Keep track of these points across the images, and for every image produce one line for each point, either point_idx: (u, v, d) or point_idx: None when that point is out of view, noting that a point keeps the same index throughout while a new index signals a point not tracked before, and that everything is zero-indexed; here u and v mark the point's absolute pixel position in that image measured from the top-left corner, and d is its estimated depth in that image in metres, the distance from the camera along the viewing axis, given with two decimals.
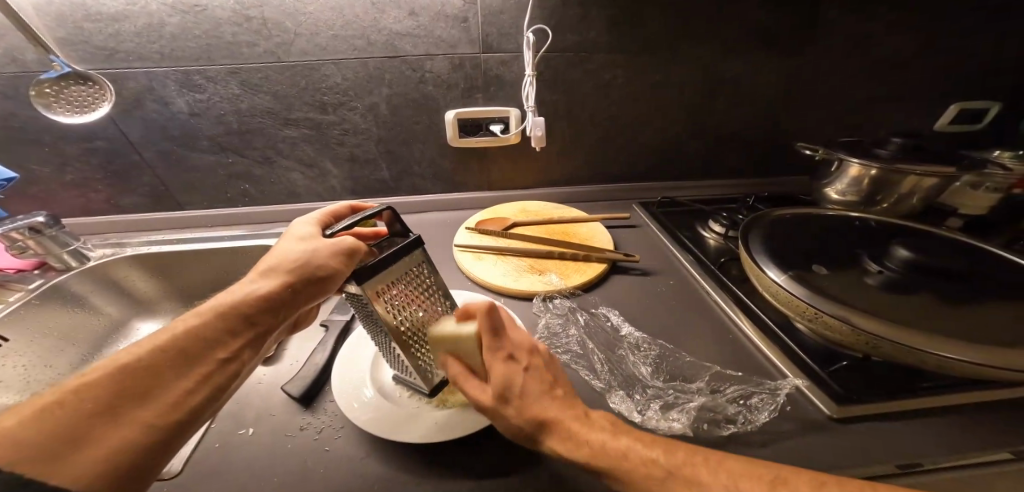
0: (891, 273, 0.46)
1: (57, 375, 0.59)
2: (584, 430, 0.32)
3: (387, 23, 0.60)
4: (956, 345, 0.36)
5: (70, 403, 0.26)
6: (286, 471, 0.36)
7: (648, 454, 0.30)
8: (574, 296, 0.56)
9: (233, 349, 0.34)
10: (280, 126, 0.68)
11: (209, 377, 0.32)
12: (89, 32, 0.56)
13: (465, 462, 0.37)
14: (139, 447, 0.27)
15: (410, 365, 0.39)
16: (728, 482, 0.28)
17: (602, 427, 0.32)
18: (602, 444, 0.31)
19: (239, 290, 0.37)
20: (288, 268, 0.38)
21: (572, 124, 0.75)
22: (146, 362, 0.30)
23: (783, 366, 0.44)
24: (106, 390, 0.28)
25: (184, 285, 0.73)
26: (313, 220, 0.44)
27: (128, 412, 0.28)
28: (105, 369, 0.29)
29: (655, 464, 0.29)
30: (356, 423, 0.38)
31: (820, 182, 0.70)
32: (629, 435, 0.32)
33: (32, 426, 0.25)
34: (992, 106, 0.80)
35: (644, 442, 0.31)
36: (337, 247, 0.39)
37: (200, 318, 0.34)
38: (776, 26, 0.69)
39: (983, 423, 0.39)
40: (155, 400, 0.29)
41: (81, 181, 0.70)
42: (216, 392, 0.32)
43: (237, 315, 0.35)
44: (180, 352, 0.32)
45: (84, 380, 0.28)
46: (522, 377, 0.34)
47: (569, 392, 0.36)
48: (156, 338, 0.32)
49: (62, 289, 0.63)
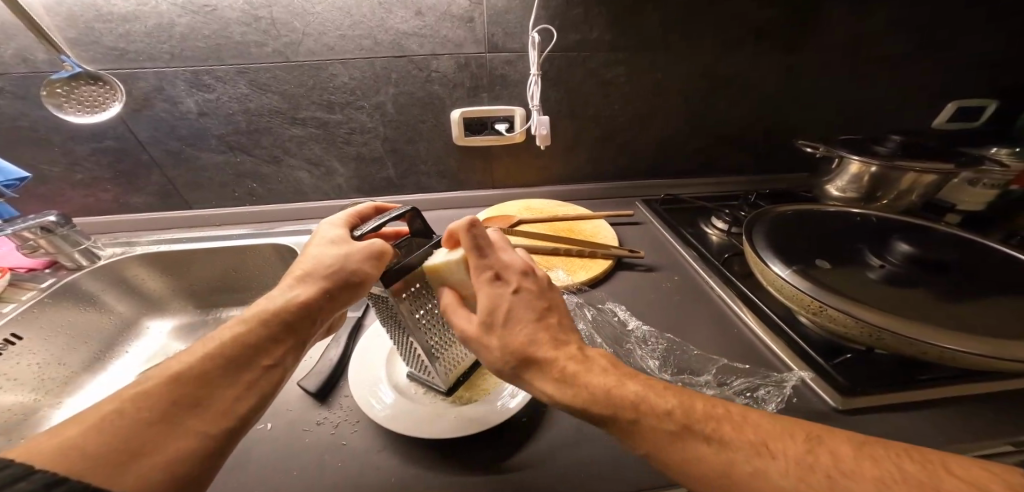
0: (892, 267, 0.48)
1: (71, 371, 0.61)
2: (583, 372, 0.32)
3: (394, 23, 0.61)
4: (962, 338, 0.37)
5: (129, 412, 0.27)
6: (305, 464, 0.37)
7: (661, 405, 0.30)
8: (581, 291, 0.57)
9: (276, 357, 0.35)
10: (287, 125, 0.69)
11: (256, 383, 0.33)
12: (100, 32, 0.57)
13: (482, 457, 0.38)
14: (194, 455, 0.28)
15: (429, 363, 0.40)
16: (758, 439, 0.28)
17: (605, 371, 0.33)
18: (604, 388, 0.31)
19: (277, 297, 0.37)
20: (324, 273, 0.38)
21: (576, 124, 0.76)
22: (197, 372, 0.31)
23: (788, 359, 0.45)
24: (162, 398, 0.29)
25: (193, 282, 0.74)
26: (340, 221, 0.44)
27: (184, 420, 0.28)
28: (156, 378, 0.30)
29: (669, 417, 0.30)
30: (375, 418, 0.39)
31: (821, 178, 0.71)
32: (634, 379, 0.32)
33: (97, 434, 0.26)
34: (988, 103, 0.84)
35: (654, 389, 0.32)
36: (368, 251, 0.38)
37: (245, 325, 0.35)
38: (778, 25, 0.70)
39: (981, 415, 0.40)
40: (206, 408, 0.30)
41: (90, 181, 0.70)
42: (262, 399, 0.33)
43: (279, 322, 0.36)
44: (228, 359, 0.32)
45: (138, 388, 0.29)
46: (520, 313, 0.35)
47: (563, 326, 0.36)
48: (204, 347, 0.33)
49: (74, 287, 0.64)
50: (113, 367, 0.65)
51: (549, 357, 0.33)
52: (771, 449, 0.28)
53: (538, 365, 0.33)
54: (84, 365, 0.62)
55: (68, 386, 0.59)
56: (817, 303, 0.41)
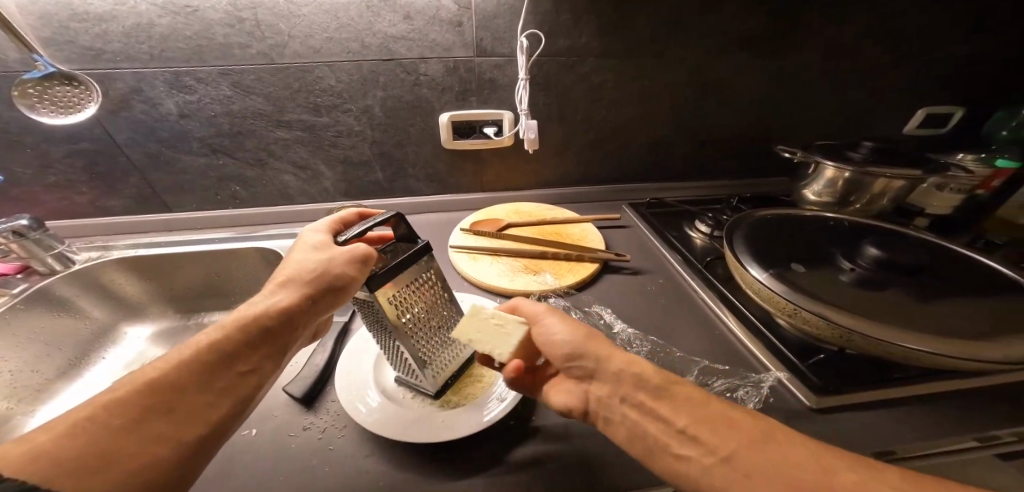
0: (863, 271, 0.49)
1: (45, 379, 0.59)
2: (617, 376, 0.38)
3: (382, 26, 0.61)
4: (926, 338, 0.38)
5: (100, 419, 0.27)
6: (290, 471, 0.37)
7: (686, 413, 0.34)
8: (568, 295, 0.58)
9: (254, 362, 0.34)
10: (272, 128, 0.68)
11: (232, 389, 0.32)
12: (76, 32, 0.55)
13: (469, 460, 0.38)
14: (163, 462, 0.27)
15: (418, 369, 0.40)
16: (773, 446, 0.31)
17: (636, 376, 0.37)
18: (641, 373, 0.38)
19: (258, 302, 0.37)
20: (306, 278, 0.38)
21: (565, 128, 0.77)
22: (173, 377, 0.30)
23: (766, 359, 0.47)
24: (135, 405, 0.28)
25: (175, 287, 0.72)
26: (323, 227, 0.43)
27: (155, 427, 0.28)
28: (131, 384, 0.29)
29: (705, 430, 0.33)
30: (362, 424, 0.38)
31: (798, 183, 0.74)
32: (670, 394, 0.36)
33: (66, 440, 0.25)
34: (956, 110, 0.87)
35: (682, 401, 0.35)
36: (351, 255, 0.38)
37: (224, 330, 0.34)
38: (759, 34, 0.72)
39: (945, 411, 0.42)
40: (179, 413, 0.29)
41: (64, 183, 0.68)
42: (238, 406, 0.32)
43: (258, 328, 0.35)
44: (203, 364, 0.32)
45: (111, 395, 0.28)
46: (552, 321, 0.42)
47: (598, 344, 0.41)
48: (180, 352, 0.32)
49: (48, 293, 0.62)
50: (90, 375, 0.63)
51: (590, 349, 0.40)
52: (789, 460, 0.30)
53: (579, 358, 0.40)
54: (59, 372, 0.61)
55: (41, 395, 0.58)
56: (791, 306, 0.43)
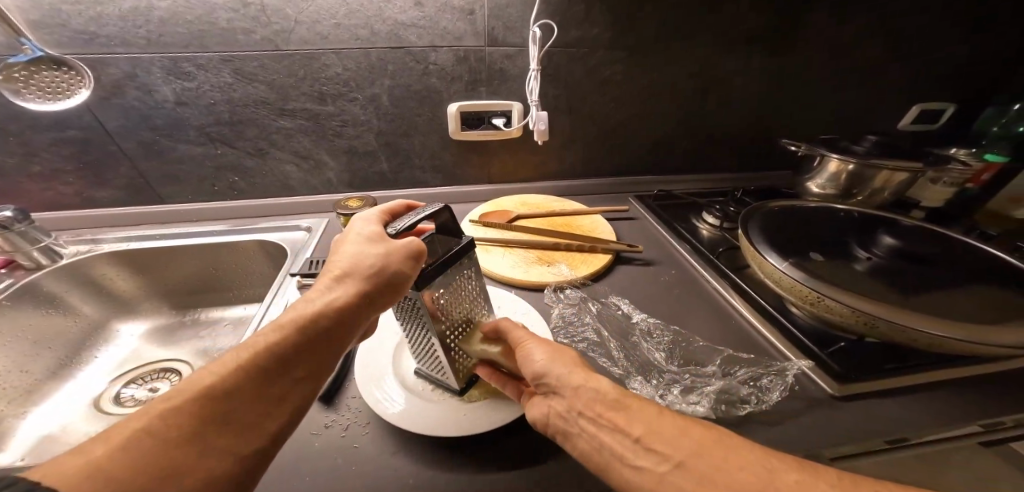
0: (878, 259, 0.54)
1: (35, 380, 0.56)
2: (578, 396, 0.33)
3: (392, 13, 0.59)
4: (946, 325, 0.39)
5: (158, 431, 0.26)
6: (318, 470, 0.36)
7: (646, 426, 0.30)
8: (584, 286, 0.58)
9: (311, 367, 0.33)
10: (275, 116, 0.66)
11: (288, 397, 0.31)
12: (66, 14, 0.52)
13: (502, 455, 0.37)
14: (223, 477, 0.26)
15: (446, 363, 0.39)
16: (729, 451, 0.28)
17: (598, 397, 0.32)
18: (600, 387, 0.33)
19: (315, 299, 0.35)
20: (364, 274, 0.36)
21: (574, 120, 0.77)
22: (231, 386, 0.29)
23: (785, 349, 0.47)
24: (193, 416, 0.27)
25: (171, 282, 0.70)
26: (371, 218, 0.42)
27: (212, 440, 0.27)
28: (189, 391, 0.28)
29: (661, 438, 0.30)
30: (391, 419, 0.38)
31: (802, 176, 0.75)
32: (630, 408, 0.32)
33: (123, 455, 0.24)
34: (948, 107, 0.90)
35: (641, 414, 0.31)
36: (406, 252, 0.36)
37: (281, 332, 0.32)
38: (765, 29, 0.73)
39: (954, 398, 0.43)
40: (238, 425, 0.28)
41: (50, 174, 0.64)
42: (293, 415, 0.31)
43: (316, 330, 0.34)
44: (261, 370, 0.31)
45: (168, 403, 0.27)
46: (533, 343, 0.37)
47: (567, 364, 0.35)
48: (236, 356, 0.31)
49: (35, 289, 0.59)
50: (83, 375, 0.60)
51: (557, 368, 0.35)
52: (745, 464, 0.27)
53: (543, 376, 0.35)
54: (50, 373, 0.58)
55: (32, 396, 0.55)
56: (815, 294, 0.43)
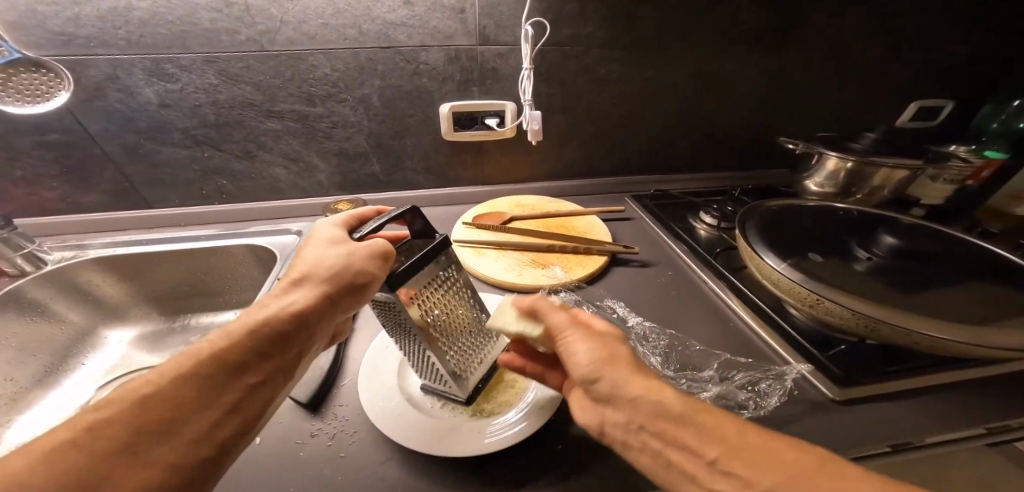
0: (879, 259, 0.53)
1: (20, 387, 0.55)
2: (636, 404, 0.30)
3: (380, 13, 0.58)
4: (948, 327, 0.38)
5: (87, 442, 0.25)
6: (302, 481, 0.35)
7: (717, 444, 0.26)
8: (579, 289, 0.57)
9: (264, 373, 0.31)
10: (263, 118, 0.64)
11: (240, 404, 0.30)
12: (44, 15, 0.51)
13: (495, 466, 0.36)
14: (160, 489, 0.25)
15: (447, 377, 0.38)
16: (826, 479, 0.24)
17: (654, 405, 0.29)
18: (660, 399, 0.29)
19: (270, 304, 0.34)
20: (324, 276, 0.35)
21: (568, 119, 0.76)
22: (172, 394, 0.28)
23: (783, 351, 0.46)
24: (127, 426, 0.26)
25: (158, 289, 0.68)
26: (336, 221, 0.41)
27: (150, 450, 0.26)
28: (126, 401, 0.27)
29: (741, 459, 0.26)
30: (389, 435, 0.36)
31: (800, 174, 0.74)
32: (694, 423, 0.28)
33: (45, 469, 0.23)
34: (947, 104, 0.89)
35: (710, 431, 0.27)
36: (371, 251, 0.36)
37: (229, 339, 0.31)
38: (762, 26, 0.71)
39: (958, 402, 0.42)
40: (178, 434, 0.27)
41: (33, 178, 0.63)
42: (245, 423, 0.29)
43: (267, 336, 0.32)
44: (207, 377, 0.29)
45: (100, 414, 0.26)
46: (577, 340, 0.34)
47: (617, 361, 0.32)
48: (179, 362, 0.30)
49: (18, 296, 0.57)
50: (70, 382, 0.59)
51: (608, 371, 0.31)
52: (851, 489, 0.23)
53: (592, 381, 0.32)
54: (36, 381, 0.56)
55: (17, 405, 0.53)
56: (814, 296, 0.42)
